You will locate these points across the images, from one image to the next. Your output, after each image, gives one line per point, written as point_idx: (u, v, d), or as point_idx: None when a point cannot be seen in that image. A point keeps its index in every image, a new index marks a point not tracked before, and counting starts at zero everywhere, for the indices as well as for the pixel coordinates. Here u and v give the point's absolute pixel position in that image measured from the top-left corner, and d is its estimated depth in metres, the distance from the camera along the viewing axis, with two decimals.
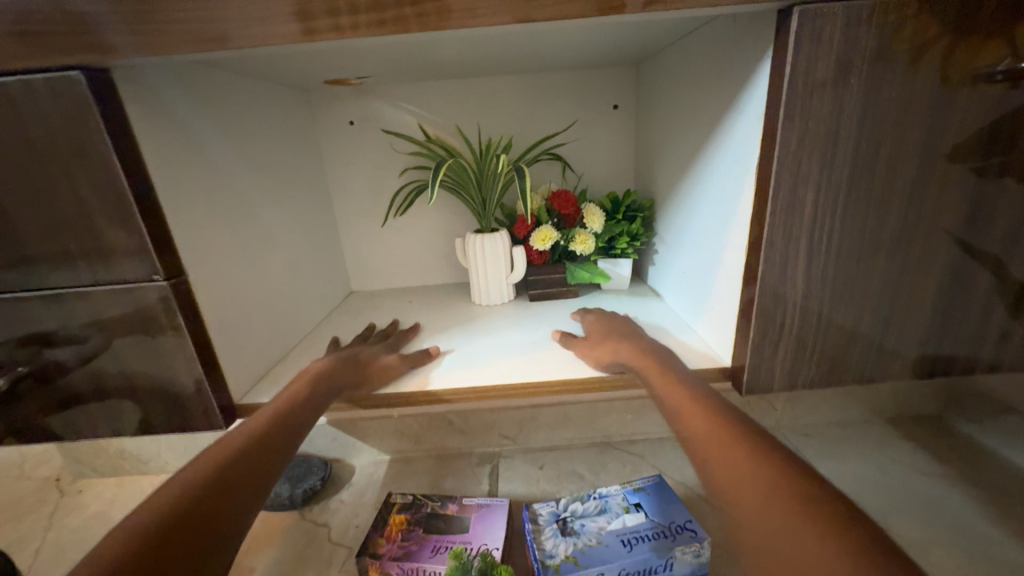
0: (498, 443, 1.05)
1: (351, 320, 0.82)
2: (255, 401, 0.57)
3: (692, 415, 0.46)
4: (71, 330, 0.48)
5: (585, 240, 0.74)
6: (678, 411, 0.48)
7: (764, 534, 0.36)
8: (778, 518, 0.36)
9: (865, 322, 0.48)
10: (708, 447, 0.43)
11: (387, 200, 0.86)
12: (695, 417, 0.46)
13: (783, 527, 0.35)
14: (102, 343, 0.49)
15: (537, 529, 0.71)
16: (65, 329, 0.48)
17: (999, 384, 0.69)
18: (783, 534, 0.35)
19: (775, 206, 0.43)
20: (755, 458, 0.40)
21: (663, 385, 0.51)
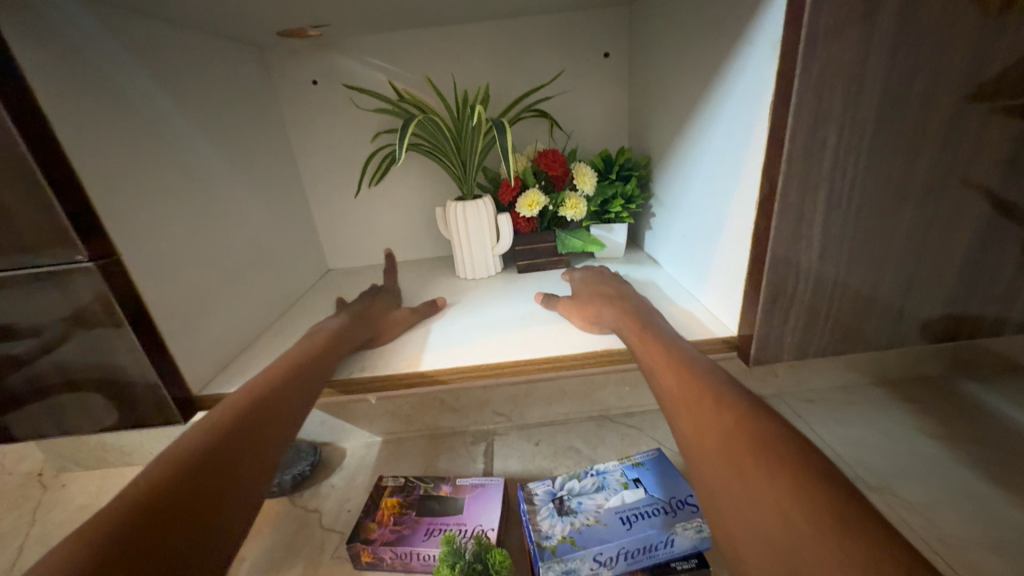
0: (493, 420, 1.02)
1: (328, 299, 0.76)
2: (219, 391, 0.52)
3: (669, 377, 0.42)
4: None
5: (576, 205, 0.67)
6: (657, 372, 0.44)
7: (734, 510, 0.31)
8: (751, 493, 0.31)
9: (886, 284, 0.43)
10: (683, 413, 0.39)
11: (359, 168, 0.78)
12: (678, 380, 0.41)
13: (753, 502, 0.30)
14: (33, 341, 0.43)
15: (532, 509, 0.69)
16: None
17: (1016, 344, 0.65)
18: (754, 510, 0.30)
19: (790, 154, 0.38)
20: (731, 423, 0.35)
21: (643, 344, 0.47)
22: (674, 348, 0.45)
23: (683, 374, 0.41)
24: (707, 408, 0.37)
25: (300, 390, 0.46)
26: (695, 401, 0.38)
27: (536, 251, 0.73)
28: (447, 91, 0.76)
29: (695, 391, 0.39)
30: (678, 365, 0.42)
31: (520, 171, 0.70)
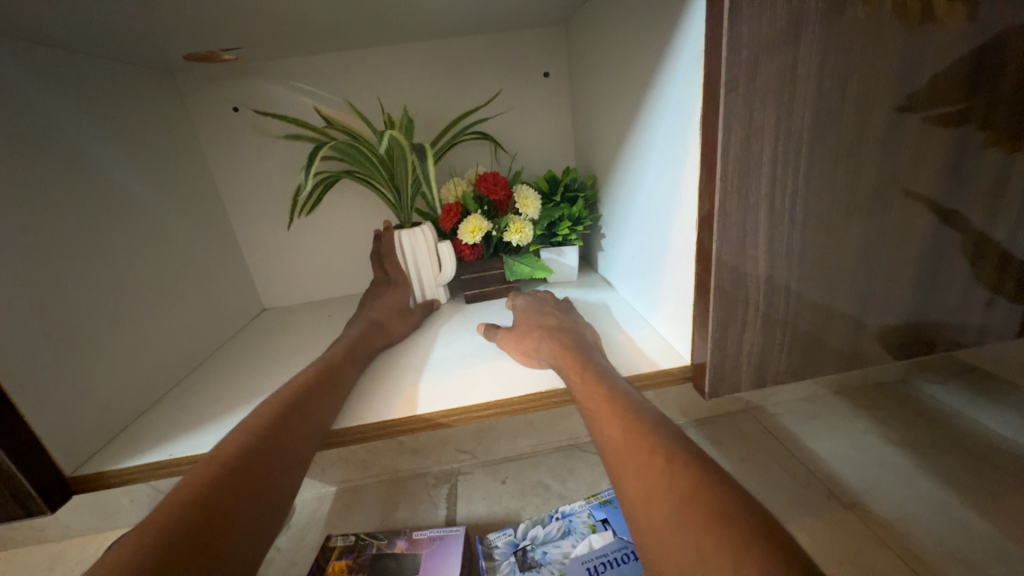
0: (456, 459, 0.95)
1: (258, 342, 0.69)
2: (103, 466, 0.45)
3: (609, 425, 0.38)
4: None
5: (521, 228, 0.63)
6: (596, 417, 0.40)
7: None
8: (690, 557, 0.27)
9: (840, 301, 0.41)
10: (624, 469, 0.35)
11: (290, 198, 0.73)
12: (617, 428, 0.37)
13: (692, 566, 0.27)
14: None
15: (491, 565, 0.62)
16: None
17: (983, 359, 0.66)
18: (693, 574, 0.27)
19: (725, 170, 0.35)
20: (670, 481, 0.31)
21: (581, 384, 0.43)
22: (614, 389, 0.41)
23: (630, 423, 0.37)
24: (655, 474, 0.32)
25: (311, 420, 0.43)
26: (641, 461, 0.34)
27: (482, 279, 0.68)
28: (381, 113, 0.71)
29: (642, 449, 0.34)
30: (622, 415, 0.38)
31: (460, 196, 0.66)
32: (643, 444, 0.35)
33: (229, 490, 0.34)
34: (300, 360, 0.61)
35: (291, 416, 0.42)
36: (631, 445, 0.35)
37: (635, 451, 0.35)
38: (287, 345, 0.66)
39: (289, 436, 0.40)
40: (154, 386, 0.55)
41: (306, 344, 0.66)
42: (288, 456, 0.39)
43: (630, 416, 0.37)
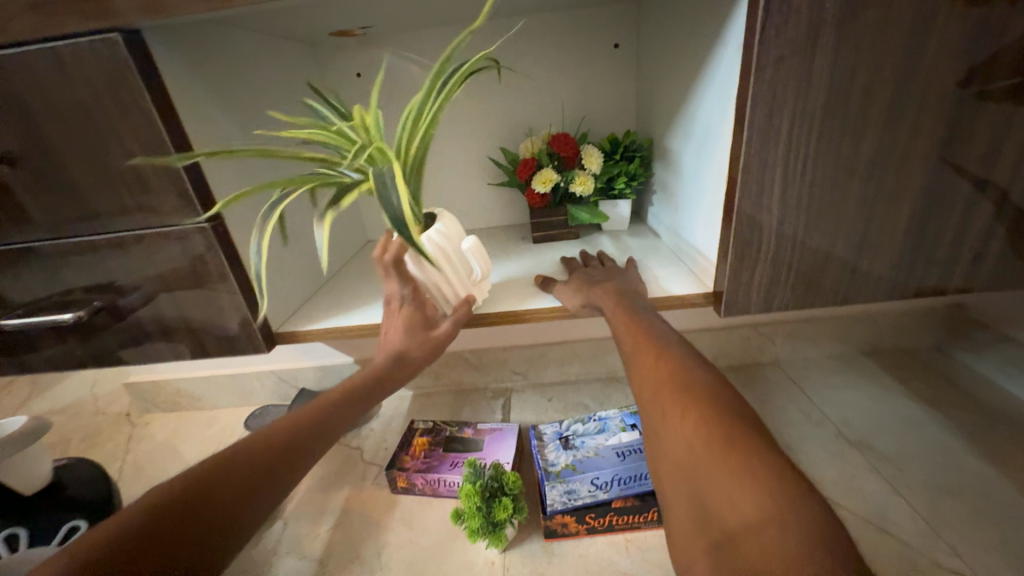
0: (511, 379, 1.13)
1: (370, 263, 0.89)
2: (292, 330, 0.67)
3: (640, 354, 0.50)
4: (124, 280, 0.59)
5: (585, 181, 0.76)
6: (631, 347, 0.52)
7: (677, 457, 0.40)
8: (687, 447, 0.39)
9: (838, 247, 0.52)
10: (645, 383, 0.47)
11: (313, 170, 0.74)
12: (646, 356, 0.49)
13: (686, 451, 0.39)
14: (145, 286, 0.59)
15: (541, 444, 0.81)
16: (115, 280, 0.59)
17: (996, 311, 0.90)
18: (686, 454, 0.39)
19: (750, 137, 0.46)
20: (684, 389, 0.43)
21: (625, 327, 0.54)
22: (650, 326, 0.53)
23: (642, 341, 0.51)
24: (668, 387, 0.44)
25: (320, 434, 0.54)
26: (658, 379, 0.45)
27: (548, 224, 0.83)
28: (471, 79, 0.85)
29: (663, 369, 0.46)
30: (654, 343, 0.50)
31: (535, 152, 0.79)
32: (646, 354, 0.49)
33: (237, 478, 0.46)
34: None
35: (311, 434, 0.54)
36: (638, 356, 0.50)
37: (641, 361, 0.49)
38: None
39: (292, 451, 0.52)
40: (309, 284, 0.77)
41: None
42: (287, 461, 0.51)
43: (642, 337, 0.51)
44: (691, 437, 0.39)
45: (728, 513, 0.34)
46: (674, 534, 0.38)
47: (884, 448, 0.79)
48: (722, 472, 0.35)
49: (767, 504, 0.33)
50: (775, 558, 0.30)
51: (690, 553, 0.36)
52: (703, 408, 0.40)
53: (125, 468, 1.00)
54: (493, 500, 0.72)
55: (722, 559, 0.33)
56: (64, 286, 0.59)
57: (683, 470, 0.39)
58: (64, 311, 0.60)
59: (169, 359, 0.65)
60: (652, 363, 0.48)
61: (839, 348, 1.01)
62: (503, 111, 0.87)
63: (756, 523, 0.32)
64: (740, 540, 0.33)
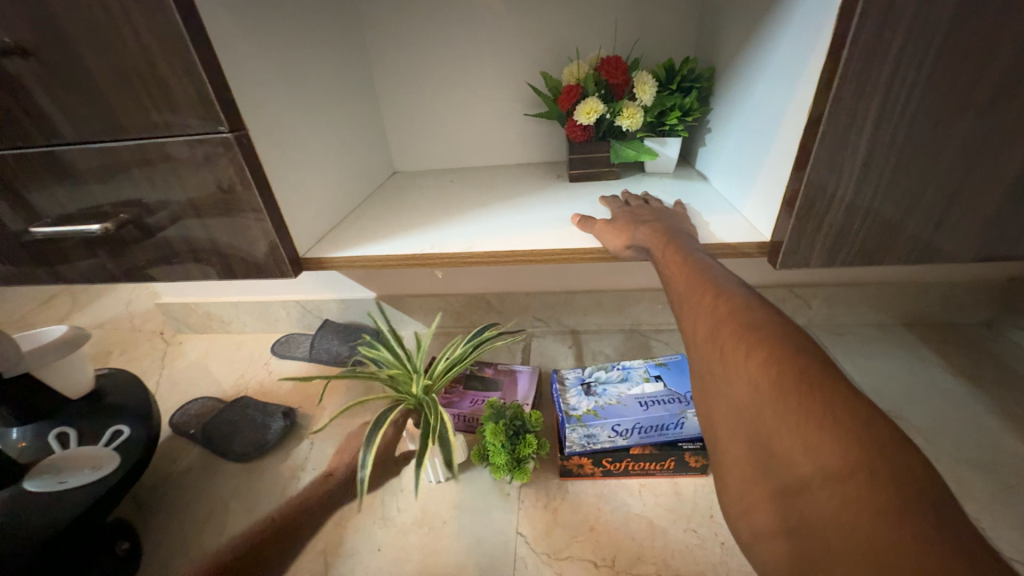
0: (532, 325, 1.12)
1: (397, 196, 0.85)
2: (320, 257, 0.66)
3: (694, 296, 0.48)
4: (150, 197, 0.57)
5: (633, 114, 0.68)
6: (684, 293, 0.49)
7: (740, 403, 0.39)
8: (751, 393, 0.38)
9: (925, 199, 0.46)
10: (701, 327, 0.45)
11: (286, 189, 0.61)
12: (699, 300, 0.47)
13: (750, 396, 0.38)
14: (171, 205, 0.57)
15: (562, 388, 0.81)
16: (143, 198, 0.57)
17: None
18: (748, 398, 0.38)
19: (852, 57, 0.39)
20: (745, 333, 0.41)
21: (677, 271, 0.51)
22: (702, 267, 0.50)
23: (695, 286, 0.48)
24: (726, 333, 0.42)
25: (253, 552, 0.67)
26: (715, 325, 0.44)
27: (587, 159, 0.76)
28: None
29: (720, 313, 0.44)
30: (708, 285, 0.47)
31: (580, 78, 0.71)
32: (701, 295, 0.47)
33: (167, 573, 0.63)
34: (434, 210, 0.77)
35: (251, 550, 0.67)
36: (692, 300, 0.48)
37: (695, 304, 0.47)
38: (423, 199, 0.82)
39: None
40: (336, 211, 0.75)
41: (438, 201, 0.81)
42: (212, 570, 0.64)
43: (695, 278, 0.49)
44: (754, 382, 0.38)
45: (802, 460, 0.33)
46: (731, 478, 0.39)
47: (917, 419, 0.76)
48: (792, 419, 0.34)
49: (848, 452, 0.31)
50: (851, 506, 0.30)
51: (750, 498, 0.36)
52: (766, 353, 0.39)
53: (162, 383, 1.05)
54: (516, 438, 0.72)
55: (786, 505, 0.33)
56: (89, 198, 0.58)
57: (744, 417, 0.38)
58: (91, 223, 0.59)
59: (199, 280, 0.65)
60: (708, 304, 0.46)
61: (881, 316, 0.95)
62: (547, 29, 0.78)
63: (830, 471, 0.31)
64: (813, 487, 0.32)
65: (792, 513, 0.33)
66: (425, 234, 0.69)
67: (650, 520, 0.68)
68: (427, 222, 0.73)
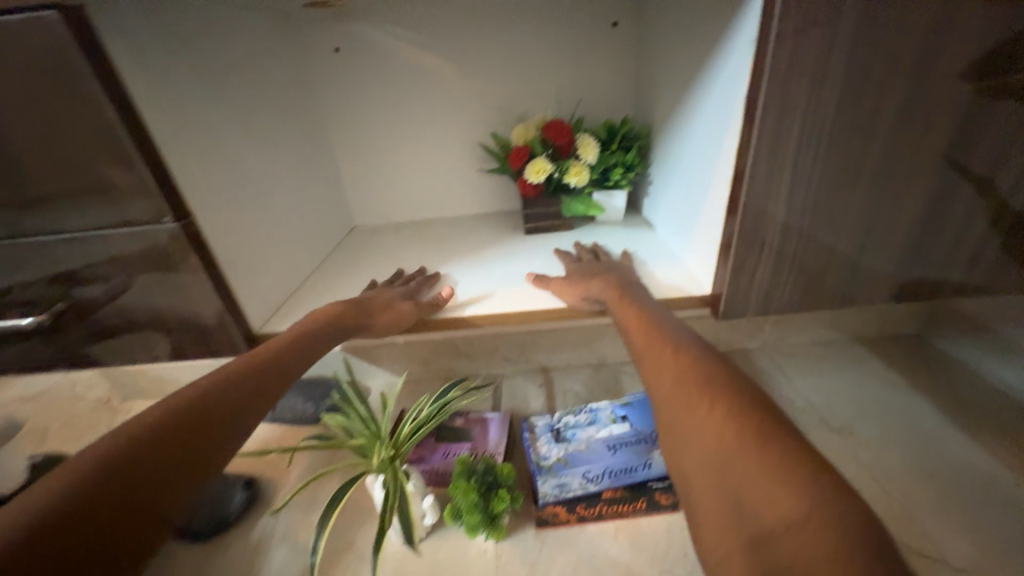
0: (501, 366, 1.11)
1: (356, 255, 0.85)
2: (276, 331, 0.63)
3: (658, 351, 0.50)
4: (83, 274, 0.53)
5: (580, 171, 0.73)
6: (647, 348, 0.52)
7: (707, 453, 0.40)
8: (717, 442, 0.40)
9: (840, 252, 0.51)
10: (666, 380, 0.48)
11: (240, 264, 0.60)
12: (662, 356, 0.50)
13: (717, 446, 0.39)
14: (110, 279, 0.53)
15: (533, 437, 0.81)
16: (77, 270, 0.53)
17: None
18: (715, 447, 0.40)
19: (760, 138, 0.44)
20: (706, 388, 0.44)
21: (639, 330, 0.55)
22: (660, 322, 0.54)
23: (656, 341, 0.52)
24: (690, 388, 0.45)
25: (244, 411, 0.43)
26: (678, 379, 0.47)
27: (541, 213, 0.79)
28: (461, 57, 0.79)
29: (683, 369, 0.47)
30: (670, 345, 0.51)
31: (528, 139, 0.76)
32: (663, 352, 0.50)
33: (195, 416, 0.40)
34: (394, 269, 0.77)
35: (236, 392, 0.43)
36: (654, 356, 0.51)
37: (657, 360, 0.50)
38: (383, 257, 0.82)
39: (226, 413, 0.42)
40: (293, 278, 0.73)
41: (398, 259, 0.81)
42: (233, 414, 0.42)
43: (657, 337, 0.52)
44: (718, 433, 0.40)
45: (766, 506, 0.34)
46: (706, 529, 0.38)
47: None
48: (757, 464, 0.36)
49: (806, 499, 0.33)
50: (819, 544, 0.30)
51: (725, 547, 0.35)
52: (729, 405, 0.41)
53: None
54: (490, 493, 0.72)
55: (756, 551, 0.33)
56: (9, 279, 0.52)
57: (712, 466, 0.39)
58: (18, 315, 0.54)
59: (140, 361, 0.61)
60: (671, 362, 0.49)
61: None
62: (494, 92, 0.82)
63: (794, 513, 0.32)
64: (779, 532, 0.32)
65: (766, 557, 0.32)
66: None
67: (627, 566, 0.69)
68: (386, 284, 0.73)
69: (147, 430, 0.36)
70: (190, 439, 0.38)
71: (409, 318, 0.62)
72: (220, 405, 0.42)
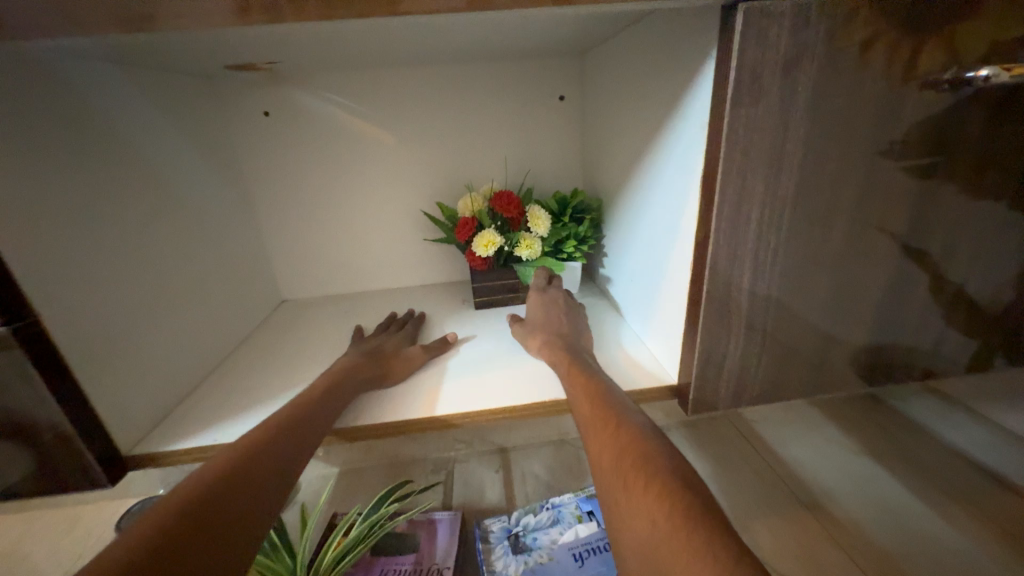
0: (454, 447, 0.97)
1: (279, 335, 0.73)
2: (153, 450, 0.50)
3: (598, 416, 0.44)
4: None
5: (531, 244, 0.69)
6: (587, 415, 0.46)
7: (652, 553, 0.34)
8: (662, 540, 0.34)
9: (808, 339, 0.47)
10: (608, 454, 0.42)
11: (111, 366, 0.48)
12: (601, 424, 0.44)
13: (663, 545, 0.34)
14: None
15: (487, 548, 0.69)
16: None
17: None
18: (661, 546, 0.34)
19: (720, 225, 0.40)
20: (651, 471, 0.38)
21: (580, 391, 0.48)
22: (602, 387, 0.48)
23: (597, 404, 0.46)
24: (633, 468, 0.39)
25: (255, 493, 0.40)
26: (620, 455, 0.41)
27: (489, 288, 0.73)
28: (404, 124, 0.75)
29: (624, 444, 0.41)
30: (610, 411, 0.44)
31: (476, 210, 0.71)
32: (604, 421, 0.44)
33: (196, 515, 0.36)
34: (322, 354, 0.66)
35: (239, 476, 0.40)
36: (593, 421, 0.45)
37: (598, 429, 0.44)
38: (311, 338, 0.71)
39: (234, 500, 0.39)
40: (190, 372, 0.60)
41: (328, 339, 0.71)
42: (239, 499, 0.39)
43: (598, 400, 0.46)
44: (663, 531, 0.35)
45: None
46: None
47: None
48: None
49: None
50: None
51: None
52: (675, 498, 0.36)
53: None
54: None
55: None
56: None
57: (655, 567, 0.34)
58: None
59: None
60: (611, 433, 0.43)
61: None
62: (440, 161, 0.78)
63: None
64: None
65: None
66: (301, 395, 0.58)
67: None
68: (309, 374, 0.62)
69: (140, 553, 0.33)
70: (188, 547, 0.34)
71: (420, 363, 0.61)
72: (221, 501, 0.38)
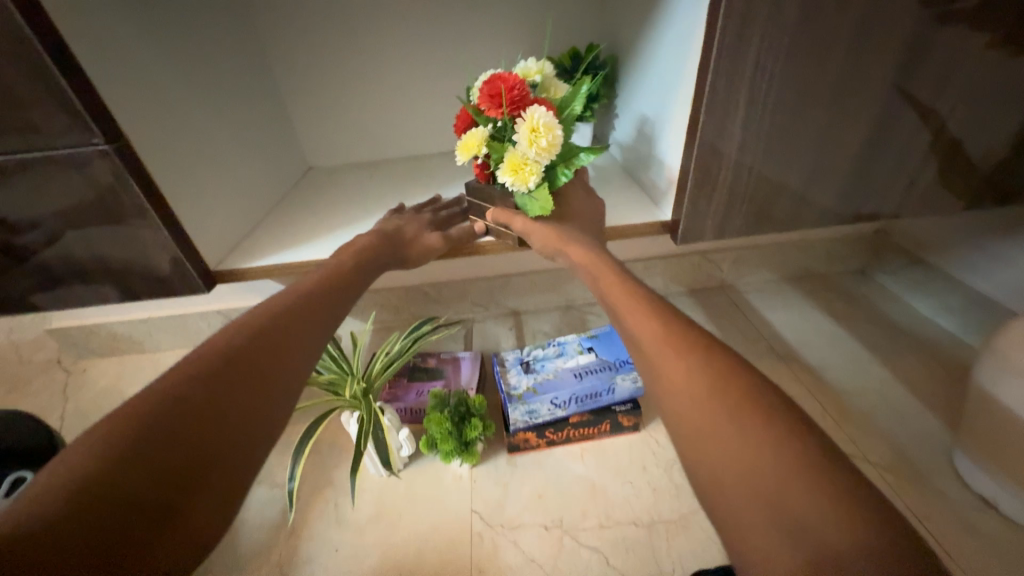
0: (471, 310, 1.09)
1: (315, 194, 0.81)
2: (233, 268, 0.63)
3: (641, 302, 0.48)
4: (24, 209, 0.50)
5: (512, 164, 0.55)
6: (624, 300, 0.49)
7: (694, 404, 0.38)
8: (709, 390, 0.38)
9: (793, 173, 0.53)
10: (648, 327, 0.45)
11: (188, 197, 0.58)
12: (640, 307, 0.48)
13: (710, 393, 0.38)
14: (58, 215, 0.51)
15: (503, 369, 0.84)
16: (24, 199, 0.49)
17: None
18: (706, 396, 0.38)
19: (718, 53, 0.44)
20: (694, 341, 0.42)
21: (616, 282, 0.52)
22: (634, 281, 0.52)
23: (637, 290, 0.50)
24: (677, 338, 0.43)
25: (301, 344, 0.45)
26: (660, 329, 0.44)
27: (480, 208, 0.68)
28: None
29: (666, 321, 0.45)
30: (648, 300, 0.48)
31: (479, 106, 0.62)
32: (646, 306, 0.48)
33: (237, 362, 0.40)
34: (356, 207, 0.75)
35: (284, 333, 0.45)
36: (634, 306, 0.48)
37: (637, 311, 0.48)
38: (343, 197, 0.79)
39: (276, 351, 0.43)
40: (246, 218, 0.70)
41: (360, 197, 0.78)
42: (283, 352, 0.43)
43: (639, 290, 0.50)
44: (703, 386, 0.39)
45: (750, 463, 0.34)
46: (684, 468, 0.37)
47: None
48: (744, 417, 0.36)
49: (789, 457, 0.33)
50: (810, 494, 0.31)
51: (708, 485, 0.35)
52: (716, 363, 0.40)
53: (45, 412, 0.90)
54: (463, 422, 0.74)
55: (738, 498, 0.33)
56: None
57: (697, 415, 0.37)
58: None
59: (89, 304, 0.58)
60: (652, 314, 0.46)
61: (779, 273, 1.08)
62: (455, 20, 0.77)
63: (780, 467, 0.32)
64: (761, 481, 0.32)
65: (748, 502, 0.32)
66: (343, 233, 0.68)
67: (592, 482, 0.73)
68: (347, 220, 0.71)
69: (183, 387, 0.37)
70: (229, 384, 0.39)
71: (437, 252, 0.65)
72: (267, 343, 0.43)
